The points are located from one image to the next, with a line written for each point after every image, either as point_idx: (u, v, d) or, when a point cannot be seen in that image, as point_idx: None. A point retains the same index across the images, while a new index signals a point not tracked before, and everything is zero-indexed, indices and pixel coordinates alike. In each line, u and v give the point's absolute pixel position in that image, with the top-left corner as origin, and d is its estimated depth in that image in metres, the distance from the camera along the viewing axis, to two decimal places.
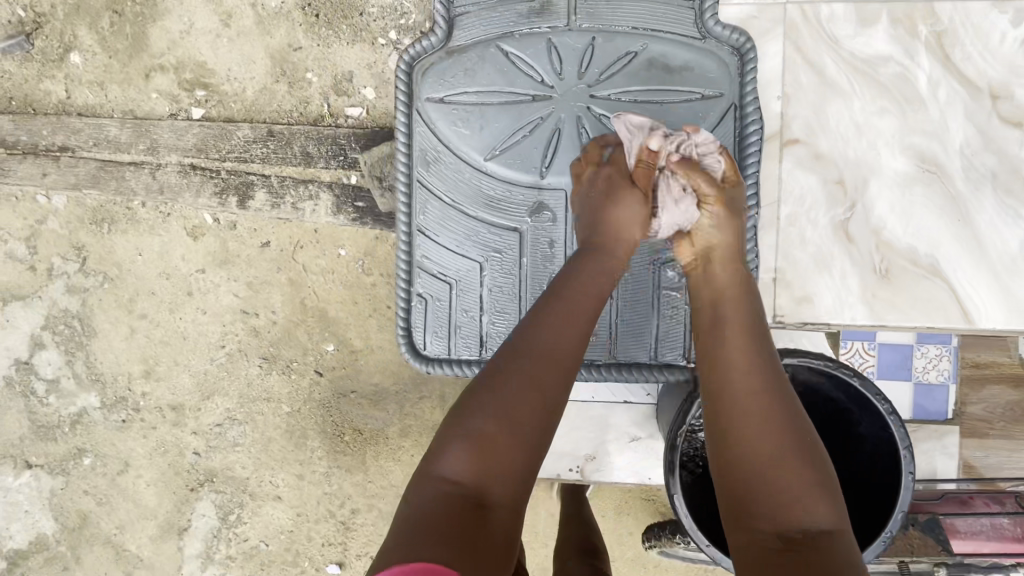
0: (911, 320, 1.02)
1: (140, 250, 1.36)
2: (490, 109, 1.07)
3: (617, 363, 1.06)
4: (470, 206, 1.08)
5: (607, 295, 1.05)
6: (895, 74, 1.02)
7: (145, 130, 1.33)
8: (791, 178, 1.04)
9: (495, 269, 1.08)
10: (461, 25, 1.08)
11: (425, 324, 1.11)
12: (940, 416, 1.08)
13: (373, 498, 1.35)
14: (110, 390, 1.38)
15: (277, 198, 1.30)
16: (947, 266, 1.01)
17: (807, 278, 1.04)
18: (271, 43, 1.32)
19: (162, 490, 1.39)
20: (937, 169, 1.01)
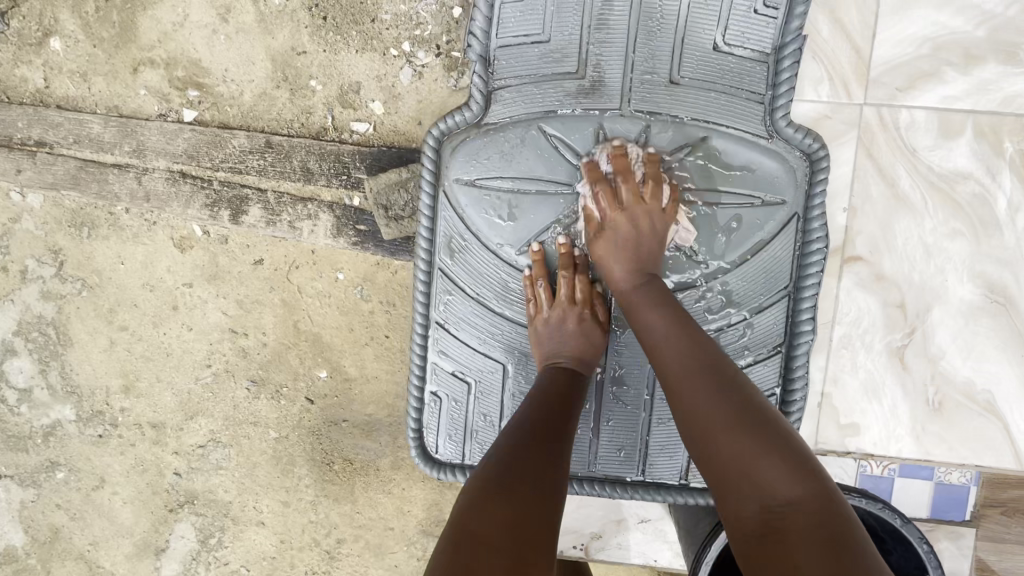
0: (960, 457, 1.01)
1: (121, 258, 1.27)
2: (526, 199, 0.98)
3: (646, 482, 1.01)
4: (496, 304, 1.01)
5: (639, 407, 1.00)
6: (972, 195, 0.97)
7: (131, 130, 1.23)
8: (847, 299, 1.01)
9: (518, 375, 1.02)
10: (499, 99, 0.97)
11: (439, 426, 1.06)
12: (958, 516, 1.06)
13: (360, 529, 1.31)
14: (86, 403, 1.32)
15: (273, 215, 1.21)
16: (1002, 403, 1.00)
17: (855, 406, 1.03)
18: (273, 45, 1.21)
19: (139, 509, 1.34)
20: (1004, 301, 0.98)
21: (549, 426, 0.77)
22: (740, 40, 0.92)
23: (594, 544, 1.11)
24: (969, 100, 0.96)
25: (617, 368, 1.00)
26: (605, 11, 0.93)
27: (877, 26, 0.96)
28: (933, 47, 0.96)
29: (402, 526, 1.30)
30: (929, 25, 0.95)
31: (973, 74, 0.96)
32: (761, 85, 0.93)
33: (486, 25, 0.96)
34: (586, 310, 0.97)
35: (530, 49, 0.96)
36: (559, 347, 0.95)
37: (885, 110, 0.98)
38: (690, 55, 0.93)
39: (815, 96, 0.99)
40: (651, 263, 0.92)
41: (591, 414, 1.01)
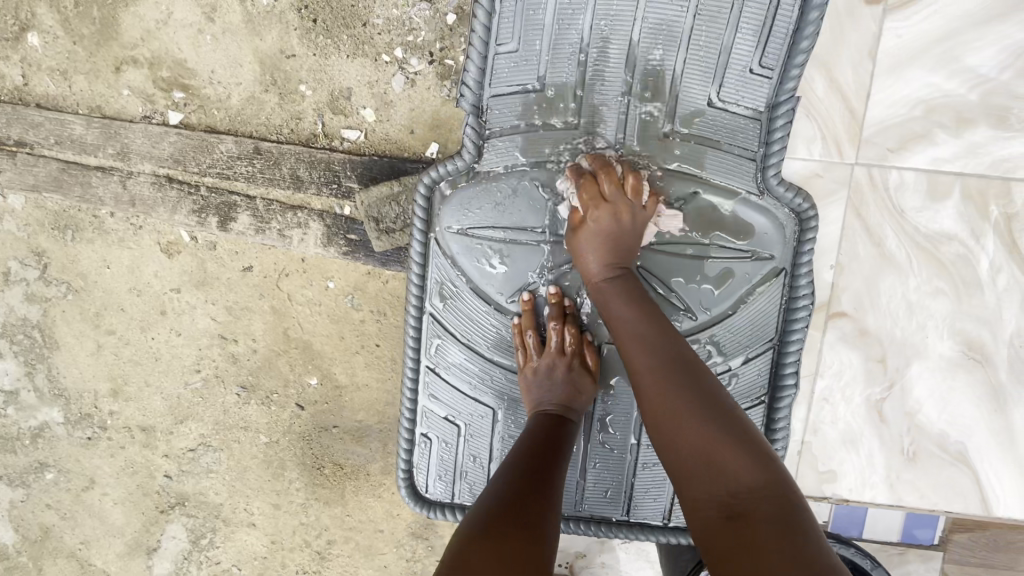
0: (931, 502, 1.04)
1: (107, 262, 1.26)
2: (517, 249, 0.97)
3: (631, 522, 1.04)
4: (486, 350, 1.02)
5: (622, 450, 1.02)
6: (957, 255, 0.99)
7: (114, 132, 1.20)
8: (831, 351, 1.03)
9: (509, 419, 1.03)
10: (491, 149, 0.96)
11: (429, 467, 1.08)
12: (926, 540, 1.09)
13: (350, 531, 1.34)
14: (74, 405, 1.32)
15: (262, 222, 1.20)
16: (973, 456, 1.02)
17: (833, 455, 1.06)
18: (261, 46, 1.18)
19: (129, 510, 1.35)
20: (981, 358, 1.00)
21: (535, 472, 0.77)
22: (735, 97, 0.92)
23: (579, 563, 1.15)
24: (959, 163, 0.97)
25: (604, 415, 1.01)
26: (600, 64, 0.92)
27: (871, 86, 0.96)
28: (925, 109, 0.96)
29: (392, 529, 1.33)
30: (923, 87, 0.95)
31: (964, 136, 0.96)
32: (754, 143, 0.93)
33: (479, 75, 0.95)
34: (575, 359, 0.97)
35: (523, 100, 0.94)
36: (548, 396, 0.95)
37: (875, 170, 0.98)
38: (684, 111, 0.92)
39: (807, 154, 0.99)
40: (626, 258, 0.91)
41: (578, 458, 1.03)
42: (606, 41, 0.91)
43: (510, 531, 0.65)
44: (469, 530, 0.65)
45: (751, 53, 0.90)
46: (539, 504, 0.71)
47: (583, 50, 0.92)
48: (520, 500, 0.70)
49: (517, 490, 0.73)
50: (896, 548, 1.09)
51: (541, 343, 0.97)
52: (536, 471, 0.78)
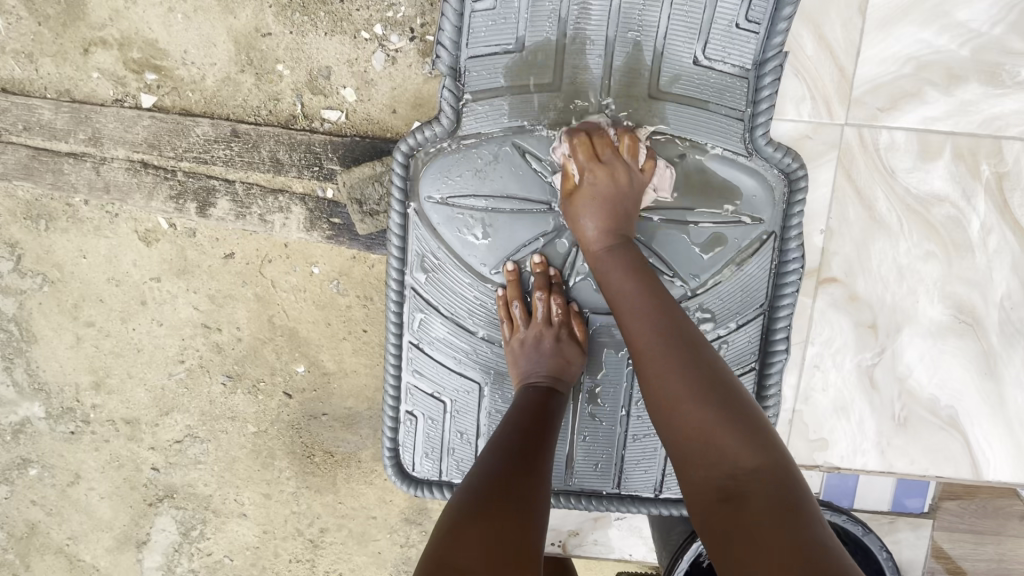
0: (921, 467, 1.05)
1: (83, 252, 1.22)
2: (500, 218, 0.96)
3: (621, 495, 1.03)
4: (471, 322, 1.01)
5: (612, 422, 1.01)
6: (948, 215, 0.98)
7: (84, 117, 1.16)
8: (821, 319, 1.03)
9: (496, 393, 1.02)
10: (470, 113, 0.94)
11: (415, 445, 1.07)
12: (917, 509, 1.10)
13: (343, 518, 1.33)
14: (56, 400, 1.29)
15: (242, 207, 1.17)
16: (964, 418, 1.03)
17: (823, 424, 1.06)
18: (235, 25, 1.14)
19: (117, 504, 1.33)
20: (972, 320, 1.00)
21: (524, 449, 0.76)
22: (721, 54, 0.90)
23: (572, 541, 1.14)
24: (950, 121, 0.96)
25: (593, 387, 1.01)
26: (581, 22, 0.90)
27: (861, 45, 0.95)
28: (916, 67, 0.95)
29: (385, 515, 1.32)
30: (914, 43, 0.94)
31: (955, 95, 0.95)
32: (741, 102, 0.92)
33: (455, 34, 0.92)
34: (563, 329, 0.96)
35: (502, 60, 0.92)
36: (535, 365, 0.94)
37: (865, 132, 0.97)
38: (669, 70, 0.90)
39: (796, 115, 0.98)
40: (626, 226, 0.89)
41: (567, 432, 1.02)
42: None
43: (499, 514, 0.63)
44: (457, 515, 0.63)
45: (737, 7, 0.88)
46: (527, 482, 0.69)
47: (562, 7, 0.89)
48: (508, 479, 0.69)
49: (505, 468, 0.71)
50: (886, 517, 1.09)
51: (528, 315, 0.96)
52: (525, 449, 0.76)
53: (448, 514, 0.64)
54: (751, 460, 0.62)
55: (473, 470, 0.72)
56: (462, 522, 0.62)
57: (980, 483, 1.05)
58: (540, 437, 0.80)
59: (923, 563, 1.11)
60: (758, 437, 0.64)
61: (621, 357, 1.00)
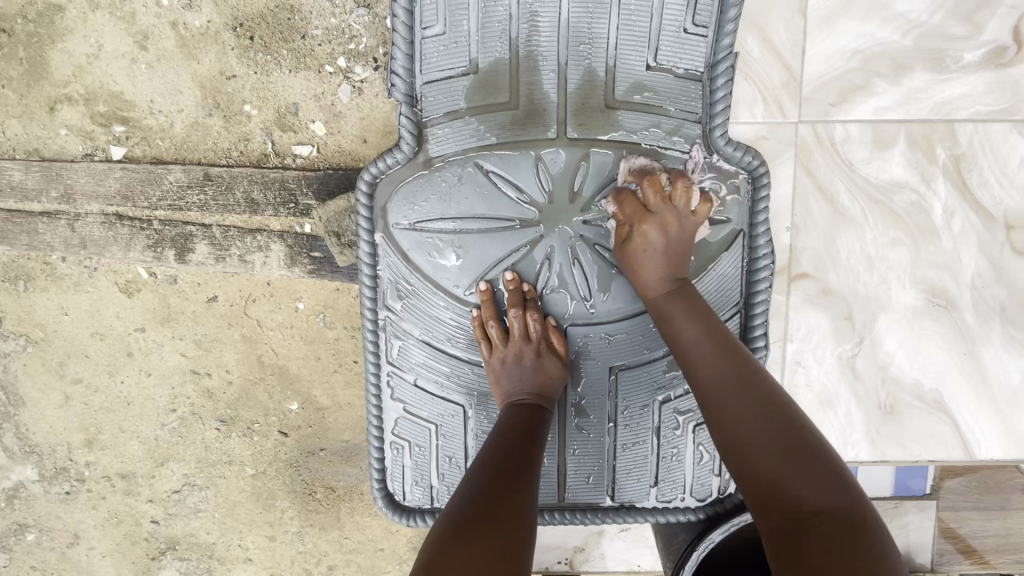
0: (912, 453, 1.05)
1: (65, 309, 1.21)
2: (469, 238, 0.96)
3: (617, 506, 1.03)
4: (450, 345, 1.00)
5: (599, 432, 1.01)
6: (911, 201, 0.99)
7: (55, 174, 1.16)
8: (797, 313, 1.03)
9: (480, 414, 1.02)
10: (431, 137, 0.95)
11: (403, 475, 1.05)
12: (919, 492, 1.10)
13: (350, 553, 1.31)
14: (48, 461, 1.27)
15: (222, 250, 1.17)
16: (950, 401, 1.03)
17: (811, 419, 1.06)
18: (199, 71, 1.15)
19: (119, 561, 1.31)
20: (947, 302, 1.01)
21: (513, 468, 0.75)
22: (671, 60, 0.91)
23: (579, 557, 1.12)
24: (901, 110, 0.97)
25: (577, 401, 1.00)
26: (532, 40, 0.91)
27: (805, 41, 0.96)
28: (861, 60, 0.96)
29: (392, 546, 1.31)
30: (857, 37, 0.96)
31: (903, 82, 0.97)
32: (696, 105, 0.93)
33: (408, 61, 0.93)
34: (542, 345, 0.95)
35: (457, 83, 0.93)
36: (520, 382, 0.94)
37: (819, 125, 0.98)
38: (623, 79, 0.92)
39: (750, 116, 0.99)
40: (682, 269, 0.90)
41: (556, 447, 1.02)
42: (535, 15, 0.90)
43: (485, 538, 0.62)
44: (442, 538, 0.62)
45: (683, 13, 0.90)
46: (513, 503, 0.68)
47: (512, 26, 0.91)
48: (492, 499, 0.68)
49: (492, 492, 0.70)
50: (890, 503, 1.09)
51: (505, 334, 0.96)
52: (505, 467, 0.75)
53: (433, 537, 0.64)
54: (816, 494, 0.63)
55: (458, 491, 0.71)
56: (448, 546, 0.61)
57: (974, 463, 1.06)
58: (528, 455, 0.79)
59: (932, 545, 1.10)
60: (829, 478, 0.64)
61: (603, 367, 0.99)
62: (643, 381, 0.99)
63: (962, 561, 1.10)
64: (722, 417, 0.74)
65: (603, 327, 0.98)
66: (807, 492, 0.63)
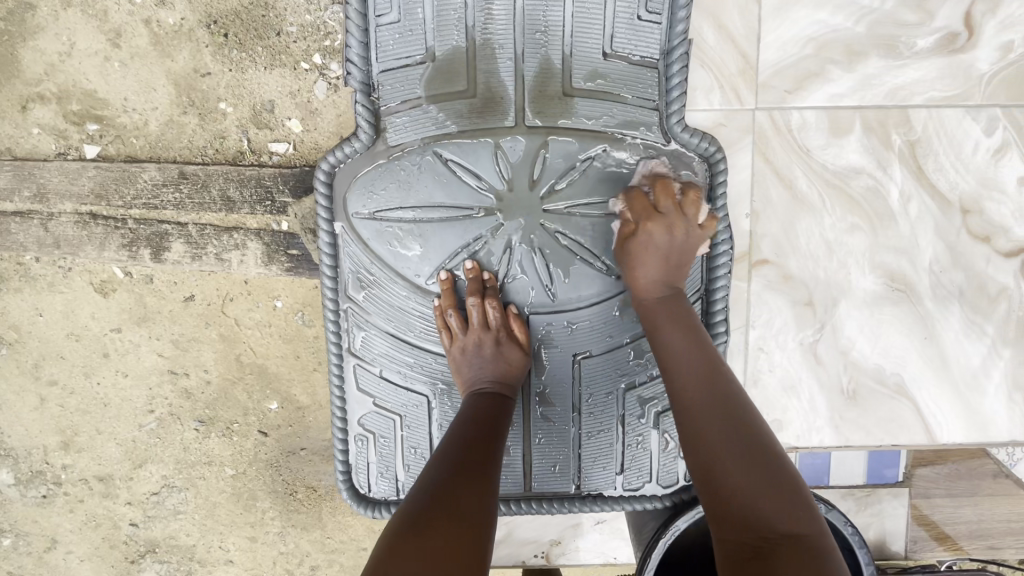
0: (875, 437, 1.06)
1: (40, 310, 1.20)
2: (429, 227, 0.96)
3: (583, 495, 1.03)
4: (412, 334, 1.00)
5: (564, 421, 1.01)
6: (867, 186, 1.00)
7: (28, 174, 1.14)
8: (758, 301, 1.03)
9: (445, 403, 1.02)
10: (390, 125, 0.94)
11: (368, 466, 1.05)
12: (892, 479, 1.11)
13: (333, 553, 1.30)
14: (24, 464, 1.25)
15: (198, 248, 1.16)
16: (911, 385, 1.04)
17: (776, 405, 1.06)
18: (174, 68, 1.14)
19: (98, 565, 1.29)
20: (906, 286, 1.02)
21: (473, 456, 0.75)
22: (627, 47, 0.92)
23: (555, 550, 1.12)
24: (856, 97, 0.98)
25: (541, 389, 1.01)
26: (488, 28, 0.91)
27: (760, 29, 0.97)
28: (816, 47, 0.97)
29: None
30: (812, 24, 0.97)
31: (857, 70, 0.98)
32: (654, 92, 0.94)
33: (364, 50, 0.93)
34: (502, 333, 0.95)
35: (414, 71, 0.93)
36: (478, 371, 0.94)
37: (775, 112, 0.99)
38: (580, 66, 0.92)
39: (708, 104, 0.99)
40: (676, 277, 0.91)
41: (520, 437, 1.01)
42: (489, 4, 0.90)
43: (442, 537, 0.61)
44: (400, 531, 0.62)
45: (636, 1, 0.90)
46: (473, 492, 0.69)
47: (468, 15, 0.91)
48: (451, 492, 0.68)
49: (453, 482, 0.69)
50: (863, 491, 1.10)
51: (465, 322, 0.96)
52: (465, 455, 0.75)
53: (391, 530, 0.63)
54: (790, 525, 0.63)
55: (419, 481, 0.71)
56: (406, 537, 0.61)
57: (938, 447, 1.07)
58: (488, 443, 0.80)
59: (906, 532, 1.11)
60: (793, 502, 0.65)
61: (567, 356, 1.00)
62: (606, 369, 1.00)
63: (936, 547, 1.10)
64: (696, 432, 0.74)
65: (567, 315, 0.98)
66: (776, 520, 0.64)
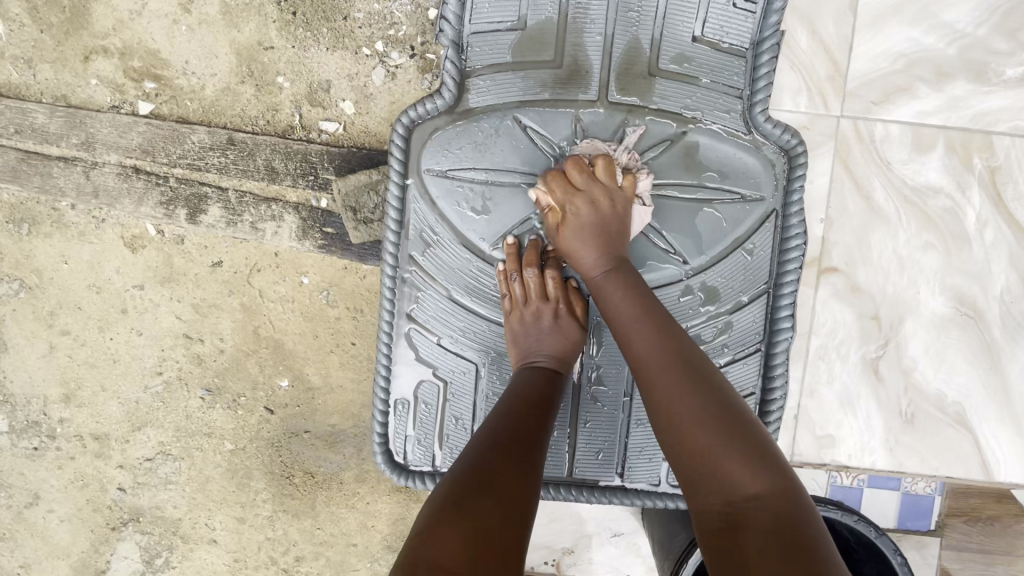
0: (931, 466, 1.03)
1: (66, 257, 1.19)
2: (500, 191, 0.96)
3: (626, 488, 1.00)
4: (470, 300, 0.99)
5: (613, 406, 0.99)
6: (945, 208, 1.00)
7: (79, 121, 1.15)
8: (824, 309, 1.03)
9: (494, 372, 1.00)
10: (474, 87, 0.96)
11: (407, 432, 1.03)
12: (924, 526, 1.07)
13: (320, 546, 1.25)
14: (21, 412, 1.22)
15: (234, 215, 1.16)
16: (972, 415, 1.02)
17: (831, 419, 1.04)
18: (238, 39, 1.16)
19: (77, 528, 1.23)
20: (975, 313, 1.01)
21: (517, 438, 0.72)
22: (717, 33, 0.94)
23: (566, 559, 1.08)
24: (941, 115, 0.99)
25: (595, 369, 0.99)
26: (582, 4, 0.93)
27: (854, 40, 0.99)
28: (907, 63, 0.99)
29: (366, 542, 1.24)
30: (904, 41, 0.98)
31: (944, 90, 0.99)
32: (739, 81, 0.95)
33: (458, 10, 0.95)
34: (566, 310, 0.95)
35: (505, 37, 0.95)
36: (537, 344, 0.93)
37: (861, 122, 1.00)
38: (669, 47, 0.94)
39: (793, 105, 1.01)
40: (617, 244, 0.90)
41: (568, 418, 0.99)
42: None
43: (488, 512, 0.60)
44: (431, 521, 0.59)
45: None
46: (521, 493, 0.64)
47: None
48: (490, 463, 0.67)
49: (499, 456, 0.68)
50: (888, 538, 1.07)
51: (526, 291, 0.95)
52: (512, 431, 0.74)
53: (430, 505, 0.62)
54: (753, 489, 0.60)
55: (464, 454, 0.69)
56: (442, 521, 0.58)
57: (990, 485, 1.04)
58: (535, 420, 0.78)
59: None
60: (759, 461, 0.63)
61: None
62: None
63: None
64: (667, 396, 0.71)
65: None
66: (744, 484, 0.61)
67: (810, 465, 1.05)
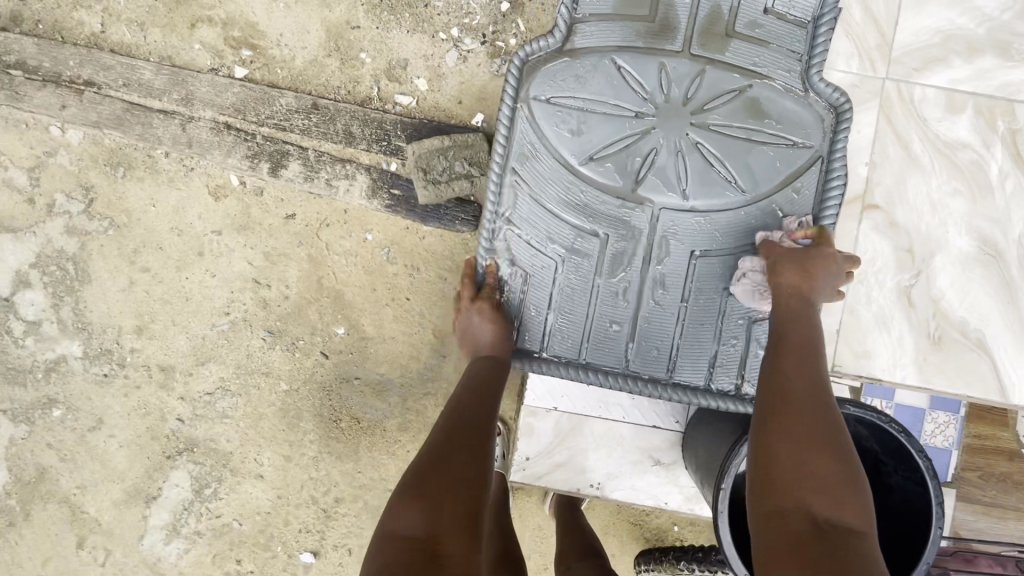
0: (955, 388, 1.10)
1: (154, 201, 1.31)
2: (593, 118, 1.00)
3: (672, 386, 1.02)
4: (558, 206, 1.00)
5: (671, 310, 1.01)
6: (971, 159, 1.10)
7: (181, 80, 1.28)
8: (865, 240, 1.11)
9: (572, 273, 1.01)
10: (580, 32, 1.00)
11: None
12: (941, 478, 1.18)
13: (359, 489, 1.32)
14: (96, 341, 1.32)
15: (311, 171, 1.27)
16: (992, 342, 1.10)
17: (864, 337, 1.11)
18: (329, 17, 1.30)
19: (135, 454, 1.32)
20: (996, 253, 1.09)
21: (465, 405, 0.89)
22: (786, 5, 0.99)
23: (611, 482, 1.16)
24: (971, 84, 1.10)
25: (658, 275, 1.01)
26: None
27: (899, 16, 1.10)
28: (943, 38, 1.10)
29: None
30: (942, 20, 1.10)
31: (974, 63, 1.10)
32: (801, 46, 1.00)
33: None
34: (488, 303, 1.01)
35: None
36: (475, 341, 1.01)
37: (903, 85, 1.11)
38: (745, 11, 0.99)
39: (846, 67, 1.11)
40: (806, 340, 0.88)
41: (629, 316, 1.02)
42: None
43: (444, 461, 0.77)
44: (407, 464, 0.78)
45: None
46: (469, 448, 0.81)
47: None
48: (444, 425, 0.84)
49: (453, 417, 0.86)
50: None
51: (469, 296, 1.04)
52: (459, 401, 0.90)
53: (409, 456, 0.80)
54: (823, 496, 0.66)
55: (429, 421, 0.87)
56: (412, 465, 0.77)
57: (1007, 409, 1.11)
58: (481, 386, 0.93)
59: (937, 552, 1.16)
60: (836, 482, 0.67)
61: (683, 252, 1.00)
62: (723, 270, 1.00)
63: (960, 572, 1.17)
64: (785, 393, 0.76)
65: (694, 214, 1.00)
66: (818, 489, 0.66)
67: (845, 377, 1.12)
